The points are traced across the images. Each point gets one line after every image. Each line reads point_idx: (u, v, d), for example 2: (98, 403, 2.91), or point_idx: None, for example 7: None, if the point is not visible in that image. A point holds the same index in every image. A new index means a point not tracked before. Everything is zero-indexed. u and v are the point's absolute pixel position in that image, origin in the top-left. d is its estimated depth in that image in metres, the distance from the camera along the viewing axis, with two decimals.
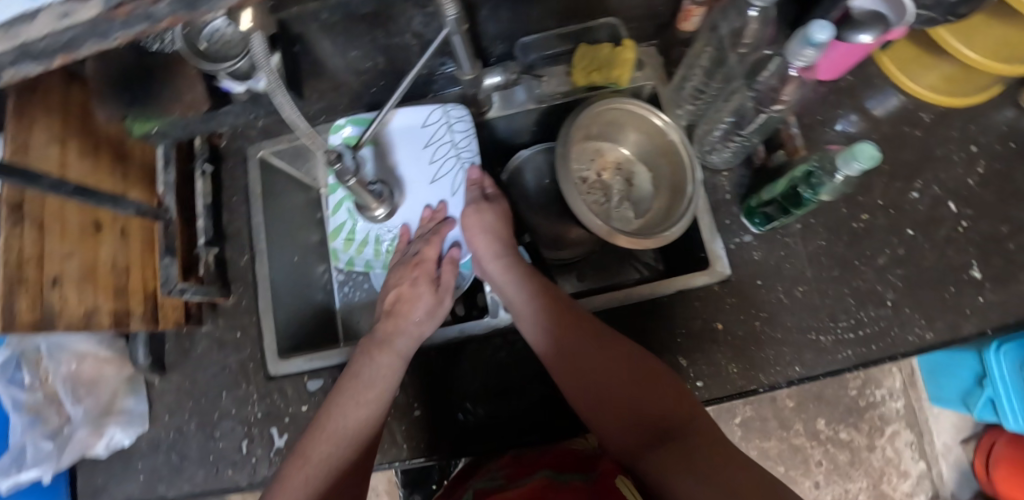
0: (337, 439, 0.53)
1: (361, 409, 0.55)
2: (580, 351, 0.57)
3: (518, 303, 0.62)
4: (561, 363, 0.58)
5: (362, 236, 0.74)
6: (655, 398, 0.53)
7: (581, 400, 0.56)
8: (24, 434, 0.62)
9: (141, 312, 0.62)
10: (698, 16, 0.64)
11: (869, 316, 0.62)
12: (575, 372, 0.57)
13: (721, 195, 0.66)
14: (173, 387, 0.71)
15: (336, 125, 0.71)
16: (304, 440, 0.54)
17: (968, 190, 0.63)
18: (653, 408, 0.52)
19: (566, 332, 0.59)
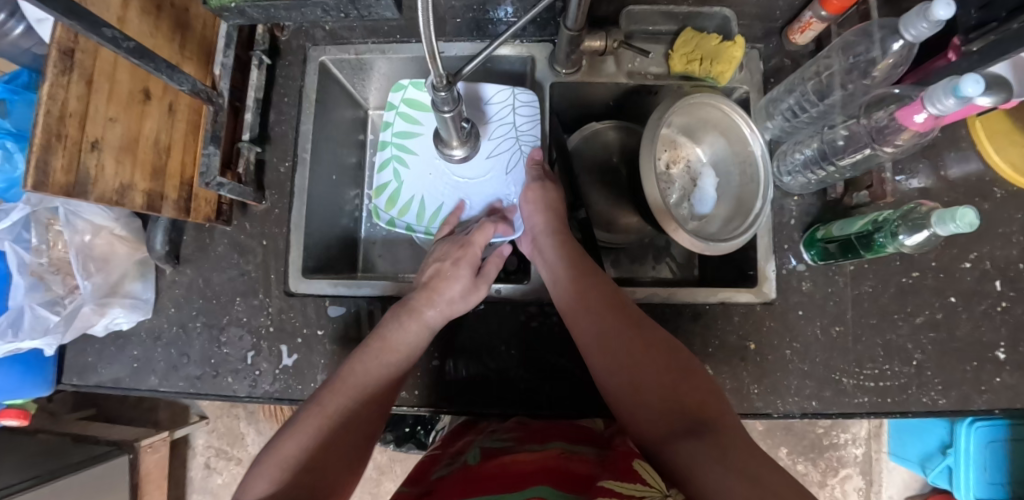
0: (359, 393, 0.52)
1: (383, 369, 0.55)
2: (613, 333, 0.55)
3: (561, 280, 0.61)
4: (594, 344, 0.56)
5: (405, 198, 0.70)
6: (687, 389, 0.50)
7: (609, 384, 0.54)
8: (25, 298, 0.60)
9: (174, 199, 0.58)
10: (815, 31, 0.63)
11: (894, 370, 0.63)
12: (607, 354, 0.55)
13: (785, 219, 0.65)
14: (184, 281, 0.68)
15: (399, 84, 0.71)
16: (322, 391, 0.52)
17: (1017, 272, 0.64)
18: (684, 397, 0.50)
19: (603, 314, 0.57)
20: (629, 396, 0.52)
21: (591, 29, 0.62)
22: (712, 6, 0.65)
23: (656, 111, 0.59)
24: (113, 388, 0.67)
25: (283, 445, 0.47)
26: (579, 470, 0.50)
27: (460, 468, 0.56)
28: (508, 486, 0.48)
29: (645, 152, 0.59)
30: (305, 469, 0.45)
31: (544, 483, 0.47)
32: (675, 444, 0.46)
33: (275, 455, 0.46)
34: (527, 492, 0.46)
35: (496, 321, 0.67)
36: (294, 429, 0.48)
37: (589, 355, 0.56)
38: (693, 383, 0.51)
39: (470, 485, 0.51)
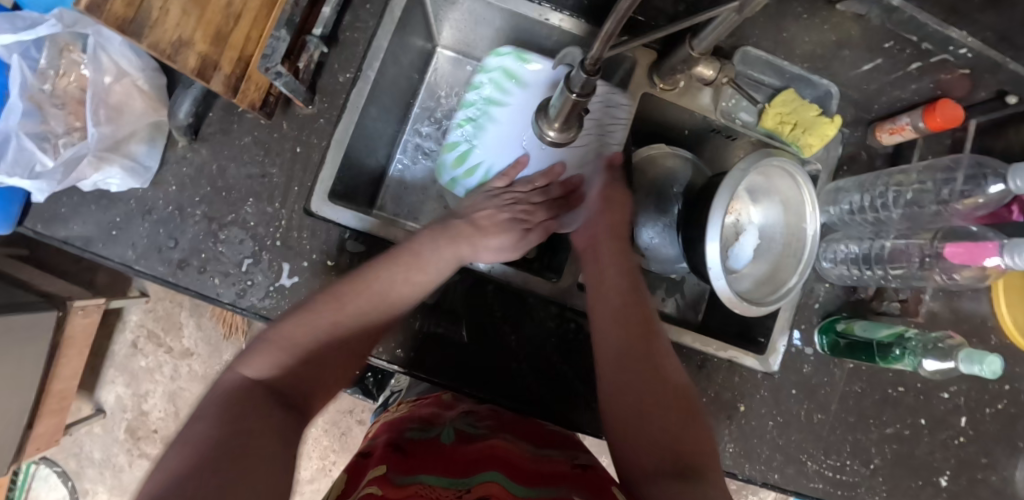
0: (416, 278, 0.54)
1: (407, 283, 0.54)
2: (639, 355, 0.53)
3: (608, 283, 0.58)
4: (617, 353, 0.54)
5: (474, 161, 0.67)
6: (691, 438, 0.48)
7: (614, 404, 0.52)
8: (21, 122, 0.57)
9: (227, 73, 0.51)
10: (904, 138, 0.63)
11: (852, 467, 0.67)
12: (624, 374, 0.53)
13: (811, 301, 0.66)
14: (196, 161, 0.61)
15: (499, 50, 0.67)
16: (336, 281, 0.52)
17: (981, 415, 0.69)
18: (682, 440, 0.48)
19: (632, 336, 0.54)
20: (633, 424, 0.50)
21: (709, 56, 0.59)
22: (821, 78, 0.64)
23: (742, 160, 0.58)
24: (81, 249, 0.60)
25: (271, 348, 0.47)
26: (549, 469, 0.48)
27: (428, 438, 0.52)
28: (462, 472, 0.46)
29: (721, 194, 0.57)
30: (328, 346, 0.49)
31: (496, 470, 0.46)
32: (659, 482, 0.44)
33: (284, 339, 0.48)
34: (477, 477, 0.44)
35: (511, 307, 0.63)
36: (313, 311, 0.50)
37: (604, 365, 0.54)
38: (698, 431, 0.49)
39: (429, 462, 0.48)
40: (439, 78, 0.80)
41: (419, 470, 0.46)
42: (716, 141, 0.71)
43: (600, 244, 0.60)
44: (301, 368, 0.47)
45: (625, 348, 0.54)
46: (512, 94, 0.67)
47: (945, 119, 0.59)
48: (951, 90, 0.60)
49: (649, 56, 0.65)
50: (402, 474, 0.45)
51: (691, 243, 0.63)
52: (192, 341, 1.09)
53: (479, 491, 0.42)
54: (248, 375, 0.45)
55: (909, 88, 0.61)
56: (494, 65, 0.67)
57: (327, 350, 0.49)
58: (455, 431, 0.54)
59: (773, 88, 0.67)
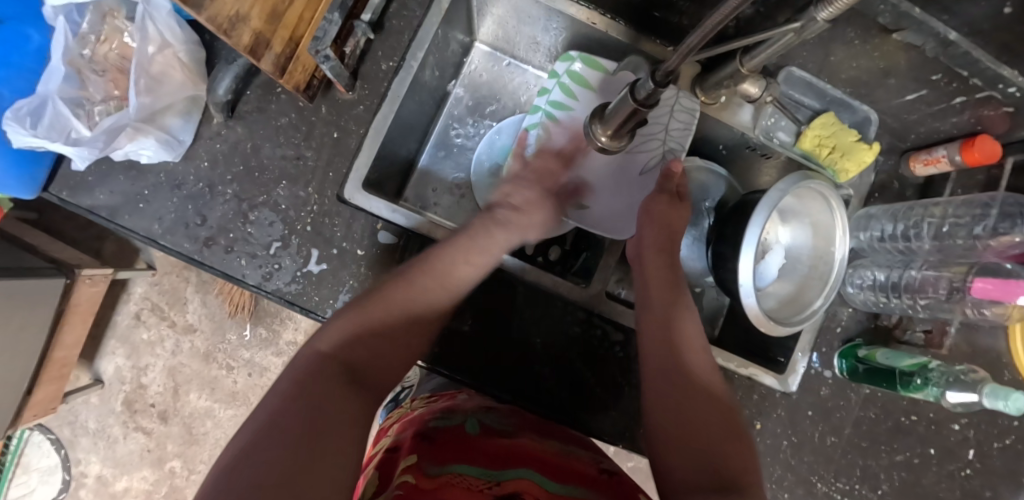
0: (448, 283, 0.53)
1: (469, 263, 0.54)
2: (689, 375, 0.53)
3: (653, 299, 0.57)
4: (664, 379, 0.54)
5: None
6: (735, 462, 0.48)
7: (661, 423, 0.52)
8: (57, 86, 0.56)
9: (277, 52, 0.50)
10: (938, 170, 0.64)
11: (861, 491, 0.67)
12: (669, 390, 0.53)
13: (833, 325, 0.67)
14: (231, 138, 0.60)
15: (568, 55, 0.67)
16: (395, 280, 0.52)
17: (990, 449, 0.70)
18: (722, 459, 0.48)
19: (681, 352, 0.54)
20: (680, 443, 0.50)
21: (756, 74, 0.58)
22: (862, 104, 0.64)
23: (781, 181, 0.58)
24: (106, 220, 0.59)
25: (366, 307, 0.50)
26: (575, 465, 0.49)
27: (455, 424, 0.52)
28: (492, 464, 0.46)
29: (759, 209, 0.57)
30: (390, 337, 0.50)
31: (528, 468, 0.46)
32: None
33: (362, 316, 0.49)
34: (508, 473, 0.45)
35: (538, 309, 0.63)
36: (378, 293, 0.51)
37: (649, 377, 0.55)
38: (740, 450, 0.49)
39: (457, 450, 0.47)
40: (473, 73, 0.79)
41: (450, 458, 0.46)
42: (750, 158, 0.71)
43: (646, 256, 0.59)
44: (370, 345, 0.49)
45: (670, 365, 0.54)
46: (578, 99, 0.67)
47: (984, 155, 0.59)
48: (991, 127, 0.60)
49: (693, 69, 0.65)
50: (435, 464, 0.44)
51: (721, 260, 0.63)
52: (196, 317, 1.07)
53: (510, 487, 0.42)
54: (324, 350, 0.47)
55: (949, 121, 0.62)
56: (561, 71, 0.67)
57: (396, 336, 0.50)
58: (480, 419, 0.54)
59: (811, 110, 0.67)
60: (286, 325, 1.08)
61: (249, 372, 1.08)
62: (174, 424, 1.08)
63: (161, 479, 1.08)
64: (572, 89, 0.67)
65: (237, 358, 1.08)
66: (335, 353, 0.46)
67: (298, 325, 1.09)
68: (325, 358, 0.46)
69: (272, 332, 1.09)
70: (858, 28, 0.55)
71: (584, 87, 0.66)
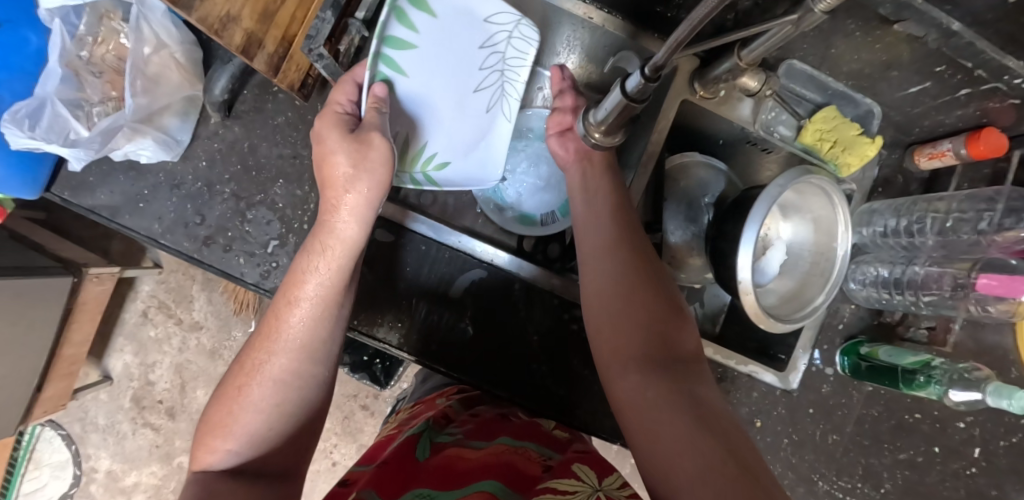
0: (280, 339, 0.48)
1: (296, 307, 0.49)
2: (633, 265, 0.53)
3: (599, 197, 0.57)
4: (604, 269, 0.53)
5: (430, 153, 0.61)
6: (676, 340, 0.49)
7: (600, 314, 0.52)
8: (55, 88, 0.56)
9: (270, 52, 0.50)
10: (943, 164, 0.63)
11: (863, 490, 0.67)
12: (622, 283, 0.52)
13: (835, 322, 0.66)
14: (228, 138, 0.60)
15: None
16: (238, 368, 0.48)
17: (997, 447, 0.68)
18: (665, 334, 0.49)
19: (619, 241, 0.54)
20: (619, 328, 0.50)
21: (755, 67, 0.57)
22: (866, 97, 0.63)
23: (781, 176, 0.57)
24: (107, 219, 0.60)
25: (216, 411, 0.47)
26: (524, 469, 0.47)
27: (406, 448, 0.52)
28: (455, 482, 0.46)
29: (758, 206, 0.57)
30: (259, 431, 0.46)
31: (492, 479, 0.45)
32: (647, 381, 0.46)
33: (231, 422, 0.46)
34: (470, 488, 0.44)
35: (536, 307, 0.63)
36: (232, 384, 0.47)
37: (596, 270, 0.54)
38: (681, 329, 0.50)
39: (420, 474, 0.48)
40: None
41: (415, 483, 0.46)
42: (751, 152, 0.70)
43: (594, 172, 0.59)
44: (247, 438, 0.45)
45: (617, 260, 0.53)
46: (417, 29, 0.54)
47: (990, 149, 0.58)
48: (998, 119, 0.59)
49: (692, 63, 0.63)
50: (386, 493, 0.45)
51: (720, 256, 0.62)
52: (202, 314, 1.09)
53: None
54: (206, 468, 0.44)
55: (954, 114, 0.60)
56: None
57: (269, 424, 0.47)
58: (432, 440, 0.54)
59: (813, 103, 0.65)
60: None
61: None
62: (182, 420, 1.09)
63: (170, 474, 1.10)
64: (410, 17, 0.53)
65: None
66: (210, 471, 0.44)
67: None
68: (202, 479, 0.43)
69: None
70: (859, 20, 0.54)
71: (426, 14, 0.54)
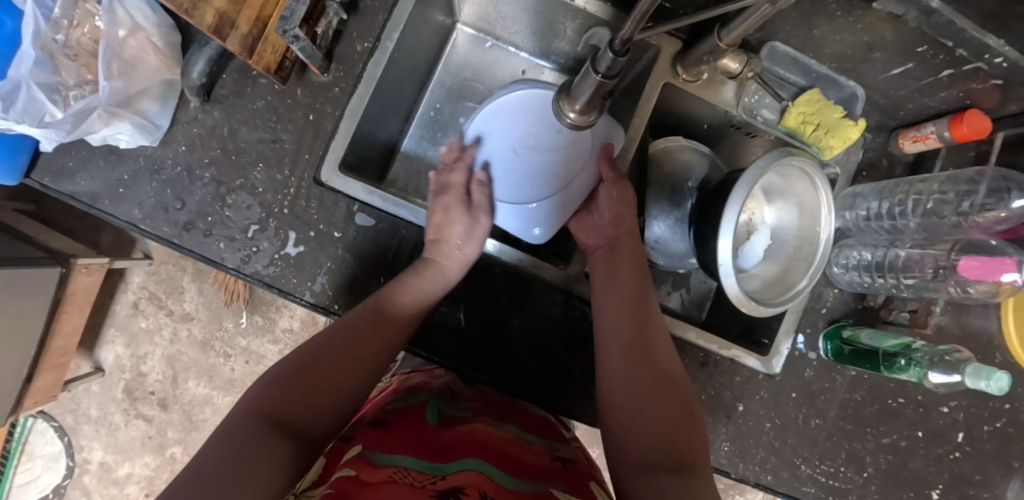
0: (372, 323, 0.53)
1: (392, 308, 0.54)
2: (649, 346, 0.54)
3: (617, 289, 0.58)
4: (622, 355, 0.54)
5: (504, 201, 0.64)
6: (687, 435, 0.49)
7: (615, 402, 0.52)
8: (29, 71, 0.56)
9: (244, 33, 0.50)
10: (926, 147, 0.62)
11: (846, 474, 0.66)
12: (635, 363, 0.53)
13: (818, 306, 0.66)
14: (207, 122, 0.60)
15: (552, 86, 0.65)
16: (327, 338, 0.52)
17: (980, 432, 0.69)
18: (680, 435, 0.49)
19: (639, 327, 0.55)
20: (631, 420, 0.51)
21: (735, 48, 0.58)
22: (849, 80, 0.62)
23: (761, 157, 0.57)
24: (87, 205, 0.59)
25: (292, 365, 0.49)
26: (528, 458, 0.48)
27: (414, 413, 0.53)
28: (444, 456, 0.46)
29: (737, 191, 0.56)
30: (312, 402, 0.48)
31: (476, 457, 0.45)
32: (652, 478, 0.45)
33: (300, 375, 0.49)
34: (455, 464, 0.44)
35: (517, 293, 0.62)
36: (316, 356, 0.50)
37: (610, 351, 0.55)
38: (693, 429, 0.50)
39: (411, 439, 0.48)
40: (456, 55, 0.78)
41: (404, 446, 0.47)
42: (735, 137, 0.70)
43: (619, 248, 0.60)
44: (303, 397, 0.48)
45: (632, 338, 0.54)
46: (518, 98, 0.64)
47: (972, 130, 0.58)
48: (981, 101, 0.59)
49: (674, 46, 0.63)
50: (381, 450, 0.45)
51: (703, 240, 0.62)
52: (193, 305, 1.09)
53: (454, 481, 0.41)
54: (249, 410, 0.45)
55: (938, 96, 0.60)
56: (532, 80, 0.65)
57: (338, 397, 0.50)
58: (439, 411, 0.55)
59: (797, 87, 0.65)
60: (282, 312, 1.10)
61: (245, 359, 1.10)
62: (174, 411, 1.09)
63: (163, 465, 1.10)
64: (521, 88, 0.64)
65: (234, 346, 1.09)
66: (265, 403, 0.46)
67: (293, 313, 1.10)
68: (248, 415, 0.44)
69: (267, 319, 1.10)
70: None
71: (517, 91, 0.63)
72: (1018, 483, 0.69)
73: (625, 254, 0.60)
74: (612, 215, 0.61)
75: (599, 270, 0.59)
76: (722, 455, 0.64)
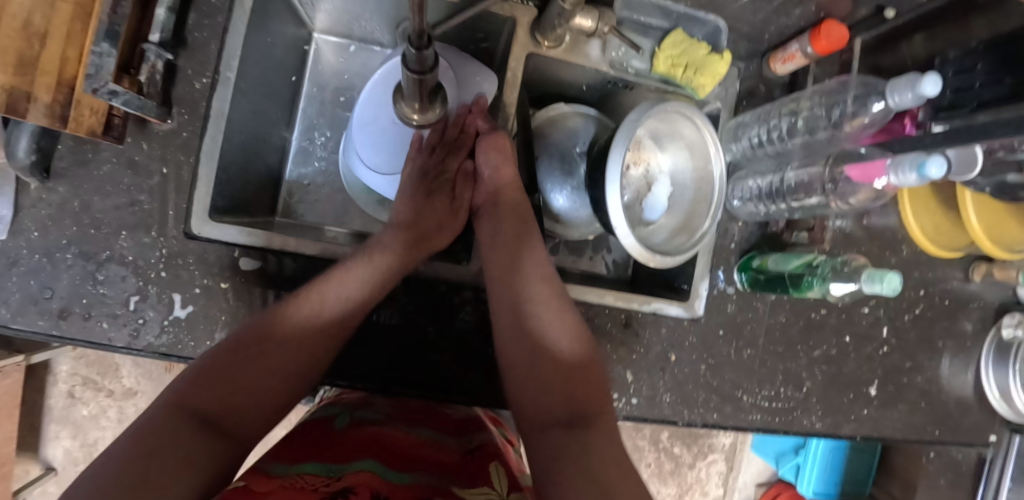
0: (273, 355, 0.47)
1: (303, 322, 0.49)
2: (529, 300, 0.53)
3: (501, 240, 0.56)
4: (511, 316, 0.53)
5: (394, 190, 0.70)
6: (585, 383, 0.50)
7: (514, 367, 0.52)
8: None
9: (47, 103, 0.47)
10: (796, 66, 0.62)
11: (787, 394, 0.68)
12: (520, 327, 0.52)
13: (726, 242, 0.66)
14: (55, 201, 0.56)
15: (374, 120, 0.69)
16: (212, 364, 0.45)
17: (901, 322, 0.72)
18: (577, 384, 0.50)
19: (515, 286, 0.54)
20: (531, 382, 0.51)
21: (585, 5, 0.55)
22: (709, 16, 0.62)
23: (633, 110, 0.56)
24: None
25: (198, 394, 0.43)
26: (436, 455, 0.48)
27: (324, 424, 0.52)
28: (344, 458, 0.44)
29: (616, 145, 0.55)
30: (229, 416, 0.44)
31: (369, 458, 0.44)
32: (552, 435, 0.46)
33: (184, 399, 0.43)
34: (349, 466, 0.42)
35: (421, 299, 0.60)
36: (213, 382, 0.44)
37: (500, 312, 0.54)
38: (588, 377, 0.51)
39: (319, 449, 0.46)
40: (320, 66, 0.75)
41: (309, 453, 0.45)
42: (615, 92, 0.69)
43: (502, 199, 0.59)
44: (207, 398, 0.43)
45: (517, 301, 0.53)
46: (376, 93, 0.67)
47: (831, 42, 0.58)
48: (833, 9, 0.59)
49: (530, 13, 0.61)
50: (283, 462, 0.43)
51: (599, 204, 0.61)
52: (133, 379, 1.04)
53: (346, 482, 0.39)
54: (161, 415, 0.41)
55: (793, 13, 0.59)
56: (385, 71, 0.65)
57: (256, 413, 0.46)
58: (351, 417, 0.54)
59: (663, 31, 0.64)
60: None
61: None
62: None
63: None
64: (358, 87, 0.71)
65: None
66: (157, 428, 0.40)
67: None
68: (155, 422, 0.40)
69: None
70: None
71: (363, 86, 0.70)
72: (943, 360, 0.73)
73: (509, 215, 0.58)
74: (494, 172, 0.60)
75: (485, 238, 0.58)
76: (665, 405, 0.65)
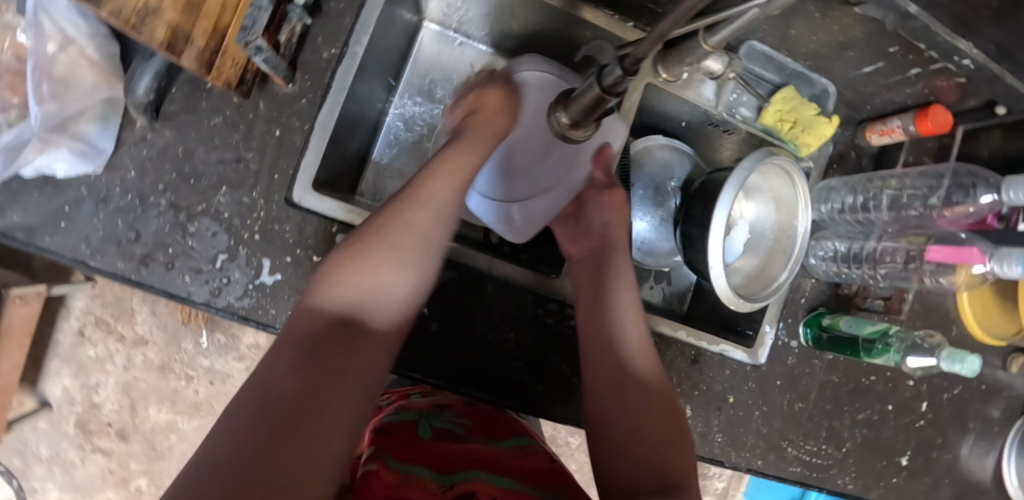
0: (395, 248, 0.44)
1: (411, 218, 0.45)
2: (631, 370, 0.54)
3: (611, 301, 0.57)
4: (610, 368, 0.54)
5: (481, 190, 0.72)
6: (677, 459, 0.50)
7: (606, 418, 0.52)
8: None
9: (201, 47, 0.47)
10: (892, 139, 0.66)
11: (827, 451, 0.70)
12: (618, 387, 0.53)
13: (797, 296, 0.68)
14: (159, 143, 0.54)
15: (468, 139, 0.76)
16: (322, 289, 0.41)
17: (939, 399, 0.74)
18: (670, 457, 0.50)
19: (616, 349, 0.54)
20: (620, 442, 0.51)
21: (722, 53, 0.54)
22: (819, 77, 0.65)
23: (747, 158, 0.56)
24: (23, 243, 0.51)
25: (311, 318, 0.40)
26: (529, 462, 0.51)
27: (409, 425, 0.53)
28: (452, 465, 0.48)
29: (725, 190, 0.56)
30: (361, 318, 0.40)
31: (480, 468, 0.48)
32: None
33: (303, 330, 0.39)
34: (462, 474, 0.47)
35: (506, 304, 0.60)
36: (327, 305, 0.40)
37: (598, 365, 0.55)
38: (682, 450, 0.51)
39: (421, 449, 0.49)
40: (423, 54, 0.74)
41: (412, 453, 0.48)
42: (711, 134, 0.71)
43: (610, 258, 0.59)
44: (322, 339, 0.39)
45: (621, 364, 0.54)
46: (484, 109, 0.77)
47: (936, 125, 0.61)
48: (942, 95, 0.62)
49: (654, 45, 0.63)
50: (394, 456, 0.47)
51: (690, 240, 0.62)
52: (146, 328, 1.00)
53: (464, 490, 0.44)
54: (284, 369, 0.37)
55: (903, 91, 0.62)
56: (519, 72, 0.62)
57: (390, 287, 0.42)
58: (432, 424, 0.54)
59: (772, 84, 0.66)
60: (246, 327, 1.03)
61: (210, 380, 1.02)
62: (135, 442, 1.02)
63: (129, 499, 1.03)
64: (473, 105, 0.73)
65: (196, 367, 1.02)
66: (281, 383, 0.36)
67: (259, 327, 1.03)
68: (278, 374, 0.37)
69: (231, 337, 1.03)
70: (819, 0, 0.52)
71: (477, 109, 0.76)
72: (969, 441, 0.76)
73: (617, 272, 0.58)
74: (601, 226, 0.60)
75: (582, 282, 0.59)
76: (716, 446, 0.66)
